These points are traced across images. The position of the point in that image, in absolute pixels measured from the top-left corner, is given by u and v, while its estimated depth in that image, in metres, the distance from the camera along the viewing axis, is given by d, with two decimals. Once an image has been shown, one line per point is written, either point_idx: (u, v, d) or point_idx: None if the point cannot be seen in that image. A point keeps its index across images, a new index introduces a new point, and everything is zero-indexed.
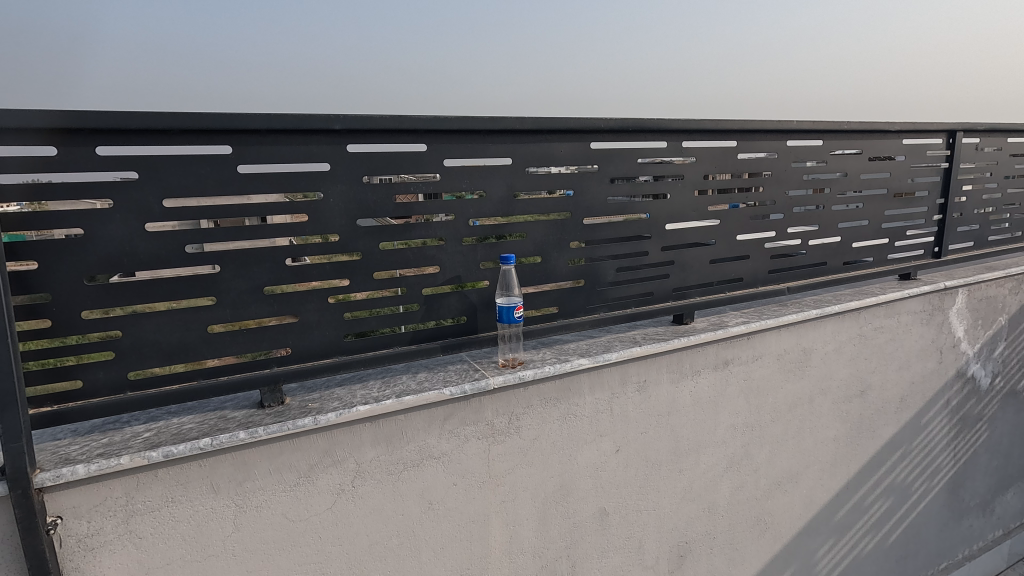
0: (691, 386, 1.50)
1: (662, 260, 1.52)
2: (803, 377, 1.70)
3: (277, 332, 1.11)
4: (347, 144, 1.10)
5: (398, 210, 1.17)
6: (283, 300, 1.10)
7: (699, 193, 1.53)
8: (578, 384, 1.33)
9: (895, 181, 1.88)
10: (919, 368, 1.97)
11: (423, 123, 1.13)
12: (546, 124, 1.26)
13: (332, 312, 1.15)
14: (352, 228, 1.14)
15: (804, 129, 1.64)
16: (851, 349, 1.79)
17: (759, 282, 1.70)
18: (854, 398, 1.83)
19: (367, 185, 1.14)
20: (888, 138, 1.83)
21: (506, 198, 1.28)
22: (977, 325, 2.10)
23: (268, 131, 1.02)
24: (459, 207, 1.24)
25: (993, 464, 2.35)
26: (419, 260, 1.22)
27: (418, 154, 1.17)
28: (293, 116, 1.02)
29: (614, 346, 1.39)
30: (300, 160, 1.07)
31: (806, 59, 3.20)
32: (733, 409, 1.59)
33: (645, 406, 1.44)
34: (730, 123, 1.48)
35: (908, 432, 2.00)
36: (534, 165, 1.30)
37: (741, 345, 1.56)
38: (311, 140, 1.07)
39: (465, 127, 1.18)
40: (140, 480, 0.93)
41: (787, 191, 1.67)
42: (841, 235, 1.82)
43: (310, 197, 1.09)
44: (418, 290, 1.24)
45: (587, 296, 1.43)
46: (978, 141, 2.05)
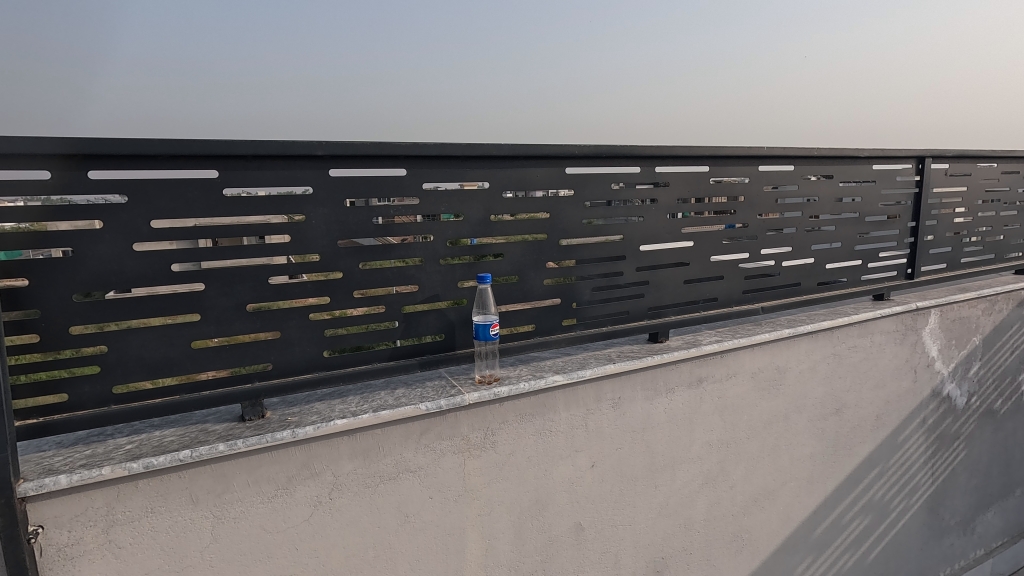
0: (666, 403, 1.54)
1: (638, 280, 1.56)
2: (778, 395, 1.74)
3: (259, 348, 1.15)
4: (329, 169, 1.16)
5: (378, 232, 1.23)
6: (265, 317, 1.14)
7: (673, 216, 1.58)
8: (553, 400, 1.37)
9: (867, 205, 1.95)
10: (894, 386, 2.01)
11: (402, 149, 1.19)
12: (522, 150, 1.32)
13: (313, 329, 1.20)
14: (334, 249, 1.19)
15: (776, 155, 1.70)
16: (825, 367, 1.83)
17: (734, 302, 1.74)
18: (829, 416, 1.87)
19: (349, 208, 1.19)
20: (859, 163, 1.89)
21: (484, 221, 1.34)
22: (951, 344, 2.15)
23: (254, 157, 1.08)
24: (438, 229, 1.29)
25: (972, 483, 2.37)
26: (399, 279, 1.27)
27: (398, 178, 1.23)
28: (277, 143, 1.07)
29: (589, 363, 1.43)
30: (283, 184, 1.12)
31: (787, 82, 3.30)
32: (709, 425, 1.62)
33: (620, 422, 1.48)
34: (702, 149, 1.55)
35: (885, 450, 2.04)
36: (510, 189, 1.35)
37: (715, 363, 1.60)
38: (296, 165, 1.13)
39: (443, 153, 1.24)
40: (121, 491, 0.96)
41: (760, 214, 1.73)
42: (815, 256, 1.88)
43: (294, 219, 1.14)
44: (398, 308, 1.28)
45: (563, 314, 1.47)
46: (948, 167, 2.12)
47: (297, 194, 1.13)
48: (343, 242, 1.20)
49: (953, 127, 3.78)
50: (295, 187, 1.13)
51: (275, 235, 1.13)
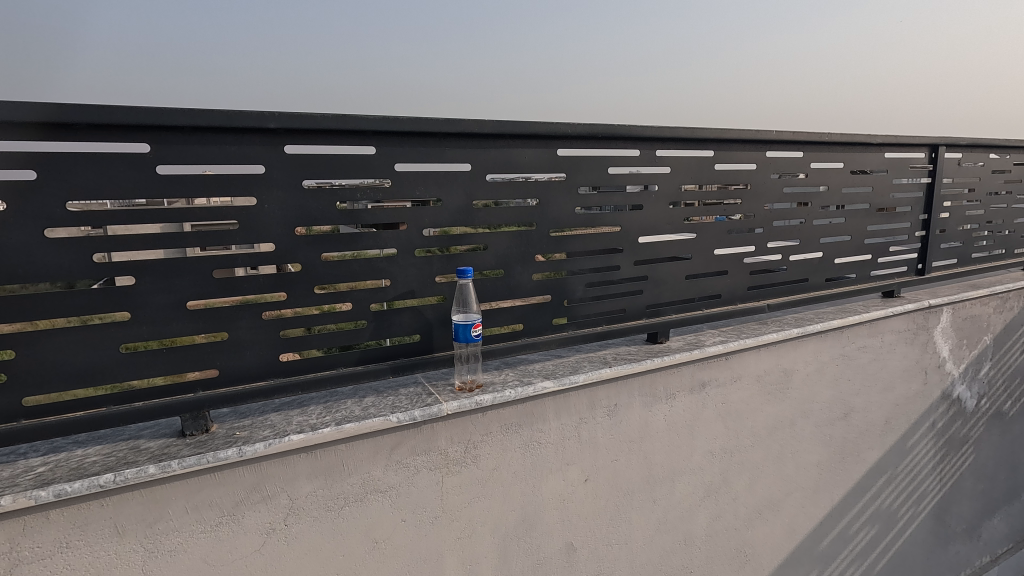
0: (665, 410, 1.40)
1: (636, 275, 1.42)
2: (785, 399, 1.61)
3: (203, 352, 1.00)
4: (285, 145, 1.00)
5: (343, 218, 1.07)
6: (210, 317, 0.99)
7: (675, 204, 1.44)
8: (542, 408, 1.23)
9: (879, 196, 1.82)
10: (904, 389, 1.90)
11: (370, 123, 1.04)
12: (508, 127, 1.17)
13: (267, 330, 1.04)
14: (290, 238, 1.04)
15: (784, 140, 1.57)
16: (834, 369, 1.70)
17: (738, 299, 1.61)
18: (837, 421, 1.75)
19: (309, 191, 1.04)
20: (871, 151, 1.76)
21: (466, 208, 1.19)
22: (962, 345, 2.04)
23: (193, 128, 0.92)
24: (413, 218, 1.14)
25: (979, 488, 2.27)
26: (367, 273, 1.12)
27: (366, 157, 1.07)
28: (220, 113, 0.92)
29: (582, 367, 1.29)
30: (230, 162, 0.97)
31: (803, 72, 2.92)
32: (711, 433, 1.49)
33: (615, 432, 1.34)
34: (706, 131, 1.41)
35: (893, 455, 1.92)
36: (495, 172, 1.20)
37: (719, 366, 1.47)
38: (244, 140, 0.97)
39: (417, 129, 1.09)
40: (27, 524, 0.81)
41: (766, 204, 1.59)
42: (823, 250, 1.75)
43: (243, 202, 0.99)
44: (366, 306, 1.13)
45: (553, 312, 1.32)
46: (960, 156, 2.00)
47: (246, 174, 0.98)
48: (301, 230, 1.05)
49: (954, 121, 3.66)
50: (244, 165, 0.98)
51: (220, 221, 0.97)
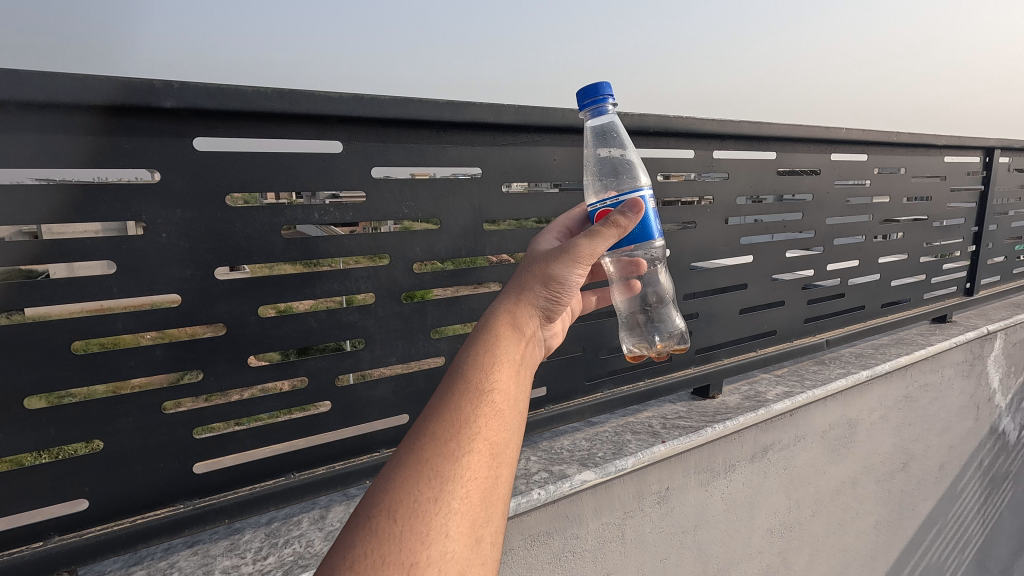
0: (724, 487, 1.09)
1: (685, 313, 1.09)
2: (849, 456, 1.33)
3: (59, 476, 0.61)
4: (193, 136, 0.62)
5: (291, 252, 0.69)
6: (71, 418, 0.60)
7: (731, 220, 1.12)
8: (579, 508, 0.89)
9: (936, 206, 1.56)
10: (958, 428, 1.66)
11: (334, 105, 0.68)
12: (533, 117, 0.84)
13: (170, 430, 0.66)
14: (205, 285, 0.65)
15: (850, 140, 1.28)
16: (897, 415, 1.43)
17: (794, 336, 1.31)
18: (897, 473, 1.48)
19: (235, 209, 0.66)
20: (931, 154, 1.50)
21: (472, 232, 0.84)
22: (1010, 373, 1.82)
23: (29, 108, 0.54)
24: (398, 246, 0.78)
25: (1015, 526, 2.07)
26: (331, 331, 0.75)
27: (328, 158, 0.70)
28: (75, 79, 0.54)
29: (627, 443, 0.96)
30: (100, 164, 0.58)
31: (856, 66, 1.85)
32: (772, 507, 1.19)
33: (666, 524, 1.01)
34: (770, 128, 1.10)
35: (944, 503, 1.68)
36: (513, 181, 0.86)
37: (784, 425, 1.16)
38: (122, 126, 0.58)
39: (406, 116, 0.73)
40: None
41: (828, 218, 1.30)
42: (881, 272, 1.47)
43: (109, 229, 0.60)
44: (330, 381, 0.76)
45: (586, 369, 0.99)
46: (1013, 161, 1.75)
47: (99, 181, 0.58)
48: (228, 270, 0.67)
49: None
50: (102, 169, 0.58)
51: (41, 265, 0.57)
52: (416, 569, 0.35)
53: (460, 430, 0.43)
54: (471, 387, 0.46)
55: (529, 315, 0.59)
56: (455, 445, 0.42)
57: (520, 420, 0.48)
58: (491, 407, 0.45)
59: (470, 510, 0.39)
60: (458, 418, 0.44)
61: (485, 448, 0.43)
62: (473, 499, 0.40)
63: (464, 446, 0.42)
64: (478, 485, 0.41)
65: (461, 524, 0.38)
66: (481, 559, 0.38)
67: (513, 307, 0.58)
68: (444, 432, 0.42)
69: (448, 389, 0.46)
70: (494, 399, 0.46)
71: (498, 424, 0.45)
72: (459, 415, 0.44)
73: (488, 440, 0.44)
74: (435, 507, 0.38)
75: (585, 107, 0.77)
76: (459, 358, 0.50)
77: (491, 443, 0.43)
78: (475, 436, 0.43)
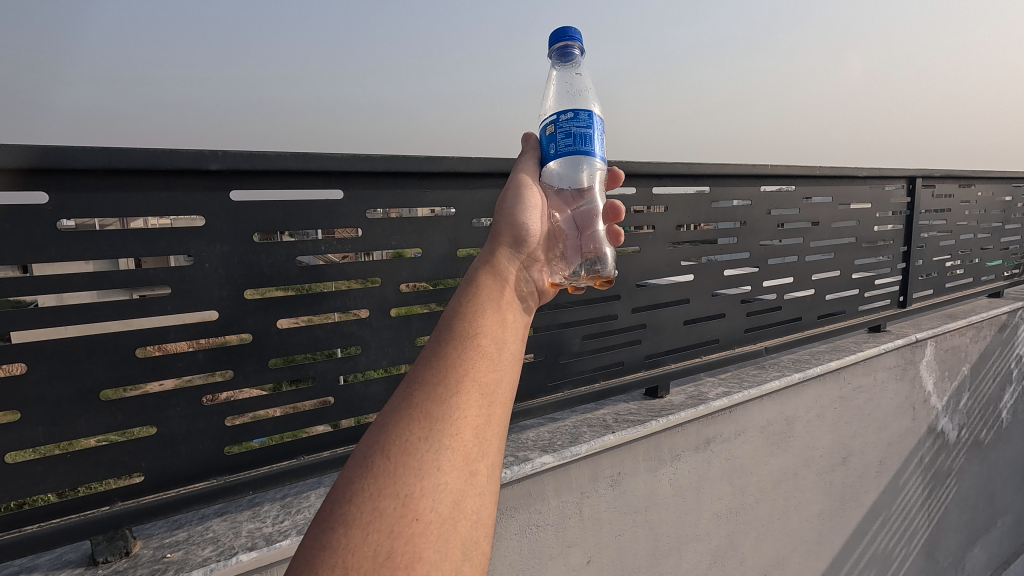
0: (671, 473, 1.26)
1: (633, 324, 1.29)
2: (787, 449, 1.51)
3: (123, 454, 0.78)
4: (230, 190, 0.82)
5: (304, 277, 0.89)
6: (134, 407, 0.78)
7: (672, 245, 1.32)
8: (540, 487, 1.06)
9: (864, 229, 1.77)
10: (895, 427, 1.84)
11: (337, 162, 0.88)
12: (495, 166, 1.05)
13: (208, 418, 0.84)
14: (237, 303, 0.84)
15: (777, 174, 1.49)
16: (832, 413, 1.62)
17: (735, 344, 1.50)
18: (837, 466, 1.66)
19: (261, 244, 0.85)
20: (857, 183, 1.72)
21: (448, 259, 1.04)
22: (944, 376, 2.02)
23: (114, 173, 0.73)
24: (389, 271, 0.98)
25: (962, 519, 2.24)
26: (334, 339, 0.94)
27: (332, 203, 0.90)
28: (147, 152, 0.74)
29: (582, 434, 1.13)
30: (161, 212, 0.77)
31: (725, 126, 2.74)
32: (717, 493, 1.36)
33: (619, 505, 1.18)
34: (701, 167, 1.31)
35: (886, 496, 1.85)
36: (482, 217, 1.07)
37: (723, 420, 1.35)
38: (177, 184, 0.78)
39: (393, 169, 0.93)
40: None
41: (762, 240, 1.50)
42: (816, 287, 1.67)
43: (100, 265, 0.74)
44: (333, 379, 0.94)
45: (548, 372, 1.17)
46: (934, 188, 1.98)
47: (99, 228, 0.73)
48: (249, 292, 0.85)
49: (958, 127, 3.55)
50: (101, 218, 0.73)
51: (30, 296, 0.70)
52: (412, 498, 0.44)
53: (445, 387, 0.51)
54: (454, 342, 0.55)
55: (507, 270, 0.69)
56: (442, 400, 0.50)
57: (504, 368, 0.57)
58: (474, 352, 0.55)
59: (461, 450, 0.48)
60: (444, 376, 0.52)
61: (470, 400, 0.51)
62: (463, 441, 0.49)
63: (450, 402, 0.50)
64: (468, 429, 0.49)
65: (453, 460, 0.47)
66: (475, 489, 0.47)
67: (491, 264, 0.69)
68: (429, 391, 0.51)
69: (436, 348, 0.55)
70: (475, 348, 0.56)
71: (481, 376, 0.54)
72: (446, 374, 0.52)
73: (473, 392, 0.52)
74: (426, 446, 0.47)
75: (552, 46, 0.93)
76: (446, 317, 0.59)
77: (475, 396, 0.52)
78: (460, 391, 0.52)
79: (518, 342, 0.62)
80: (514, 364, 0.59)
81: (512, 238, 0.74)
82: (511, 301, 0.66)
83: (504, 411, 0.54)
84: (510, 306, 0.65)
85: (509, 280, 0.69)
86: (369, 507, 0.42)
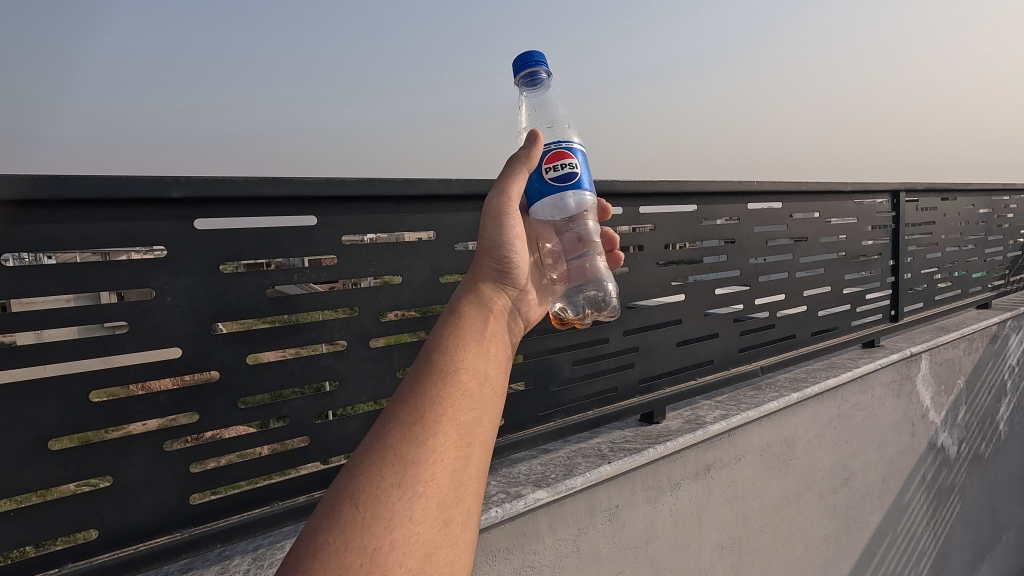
0: (671, 504, 1.20)
1: (625, 347, 1.24)
2: (789, 472, 1.46)
3: (74, 509, 0.71)
4: (194, 218, 0.77)
5: (276, 308, 0.83)
6: (88, 456, 0.71)
7: (661, 265, 1.29)
8: (534, 524, 1.00)
9: (853, 243, 1.76)
10: (895, 444, 1.80)
11: (310, 188, 0.84)
12: (475, 189, 1.02)
13: (170, 465, 0.77)
14: (203, 338, 0.78)
15: (764, 191, 1.48)
16: (832, 432, 1.58)
17: (730, 364, 1.46)
18: (840, 488, 1.61)
19: (228, 275, 0.79)
20: (843, 199, 1.71)
21: (430, 286, 0.99)
22: (941, 391, 1.99)
23: (66, 202, 0.68)
24: (367, 300, 0.93)
25: (967, 537, 2.18)
26: (309, 374, 0.88)
27: (305, 230, 0.85)
28: (103, 180, 0.69)
29: (577, 465, 1.08)
30: (119, 243, 0.72)
31: (708, 144, 2.77)
32: (719, 522, 1.30)
33: (618, 540, 1.12)
34: (687, 186, 1.29)
35: (890, 517, 1.80)
36: (464, 241, 1.03)
37: (722, 445, 1.30)
38: (137, 213, 0.73)
39: (369, 194, 0.90)
40: None
41: (751, 258, 1.47)
42: (807, 304, 1.65)
43: (52, 302, 0.68)
44: (309, 417, 0.89)
45: (538, 401, 1.12)
46: (918, 201, 1.99)
47: (64, 261, 0.69)
48: (224, 325, 0.80)
49: (932, 142, 3.64)
50: (80, 250, 0.69)
51: (9, 334, 0.66)
52: (380, 551, 0.41)
53: (420, 428, 0.48)
54: (433, 376, 0.52)
55: (489, 299, 0.67)
56: (417, 444, 0.47)
57: (484, 405, 0.54)
58: (454, 390, 0.52)
59: (435, 496, 0.45)
60: (420, 417, 0.49)
61: (446, 442, 0.48)
62: (438, 487, 0.45)
63: (426, 445, 0.47)
64: (443, 474, 0.46)
65: (426, 509, 0.44)
66: (449, 539, 0.44)
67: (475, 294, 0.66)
68: (404, 431, 0.47)
69: (415, 382, 0.52)
70: (454, 386, 0.52)
71: (459, 416, 0.51)
72: (422, 413, 0.49)
73: (450, 433, 0.49)
74: (398, 494, 0.44)
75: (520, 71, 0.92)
76: (426, 349, 0.56)
77: (453, 437, 0.49)
78: (437, 432, 0.48)
79: (500, 376, 0.58)
80: (496, 400, 0.56)
81: (492, 269, 0.71)
82: (495, 332, 0.63)
83: (482, 452, 0.51)
84: (493, 338, 0.61)
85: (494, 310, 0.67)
86: (335, 563, 0.39)
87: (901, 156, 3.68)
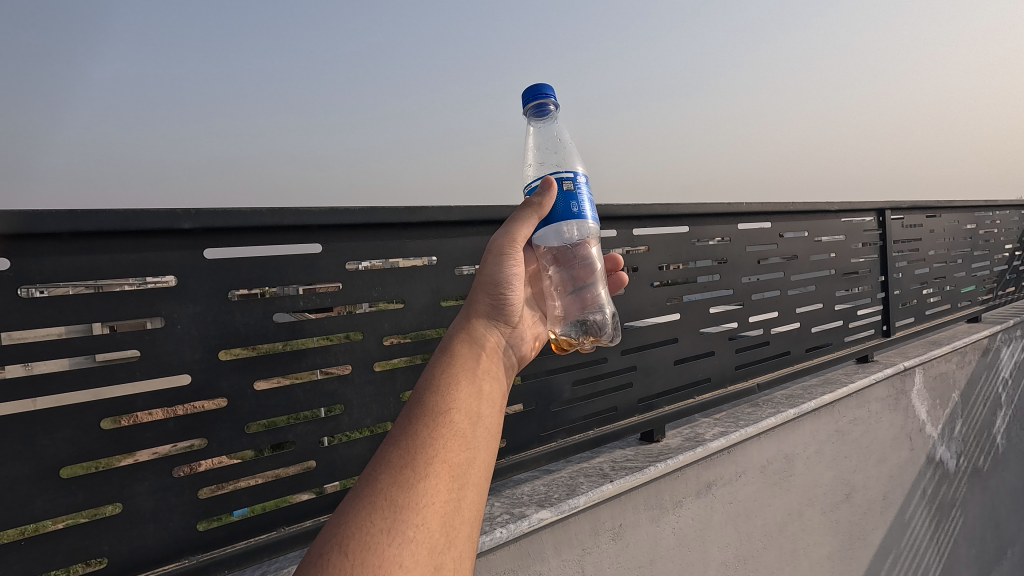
0: (674, 522, 1.21)
1: (623, 367, 1.26)
2: (790, 488, 1.47)
3: (82, 538, 0.71)
4: (203, 248, 0.79)
5: (283, 334, 0.86)
6: (97, 484, 0.72)
7: (656, 286, 1.32)
8: (538, 545, 1.00)
9: (842, 260, 1.80)
10: (894, 459, 1.81)
11: (315, 216, 0.87)
12: (474, 214, 1.05)
13: (177, 491, 0.78)
14: (211, 365, 0.80)
15: (754, 212, 1.52)
16: (831, 448, 1.59)
17: (727, 381, 1.48)
18: (841, 503, 1.61)
19: (236, 302, 0.82)
20: (830, 217, 1.76)
21: (431, 309, 1.02)
22: (936, 404, 2.01)
23: (80, 235, 0.71)
24: (371, 324, 0.95)
25: (972, 552, 2.17)
26: (314, 399, 0.90)
27: (311, 257, 0.88)
28: (117, 214, 0.72)
29: (579, 485, 1.08)
30: (131, 273, 0.74)
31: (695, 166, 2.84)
32: (723, 540, 1.31)
33: (623, 560, 1.12)
34: (679, 207, 1.33)
35: (894, 533, 1.80)
36: (464, 265, 1.06)
37: (722, 461, 1.31)
38: (147, 245, 0.75)
39: (371, 221, 0.92)
40: None
41: (743, 277, 1.51)
42: (800, 320, 1.68)
43: (66, 332, 0.70)
44: (314, 441, 0.90)
45: (540, 421, 1.13)
46: (904, 218, 2.04)
47: (76, 293, 0.70)
48: (242, 350, 0.83)
49: (912, 159, 3.75)
50: (92, 280, 0.71)
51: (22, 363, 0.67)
52: None
53: (412, 471, 0.49)
54: (426, 419, 0.54)
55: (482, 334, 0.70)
56: (408, 488, 0.48)
57: (476, 446, 0.56)
58: (446, 431, 0.54)
59: (426, 541, 0.46)
60: (410, 460, 0.50)
61: (437, 484, 0.49)
62: (429, 531, 0.47)
63: (416, 488, 0.48)
64: (434, 518, 0.47)
65: (416, 556, 0.44)
66: None
67: (471, 328, 0.69)
68: (396, 474, 0.49)
69: (407, 426, 0.53)
70: (445, 429, 0.54)
71: (450, 458, 0.52)
72: (413, 456, 0.50)
73: (441, 475, 0.50)
74: (388, 541, 0.44)
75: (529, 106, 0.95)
76: (419, 391, 0.58)
77: (444, 480, 0.50)
78: (428, 475, 0.49)
79: (493, 416, 0.60)
80: (488, 441, 0.57)
81: (489, 304, 0.74)
82: (488, 369, 0.66)
83: (474, 493, 0.52)
84: (486, 377, 0.64)
85: (487, 344, 0.70)
86: None
87: (883, 175, 3.78)
